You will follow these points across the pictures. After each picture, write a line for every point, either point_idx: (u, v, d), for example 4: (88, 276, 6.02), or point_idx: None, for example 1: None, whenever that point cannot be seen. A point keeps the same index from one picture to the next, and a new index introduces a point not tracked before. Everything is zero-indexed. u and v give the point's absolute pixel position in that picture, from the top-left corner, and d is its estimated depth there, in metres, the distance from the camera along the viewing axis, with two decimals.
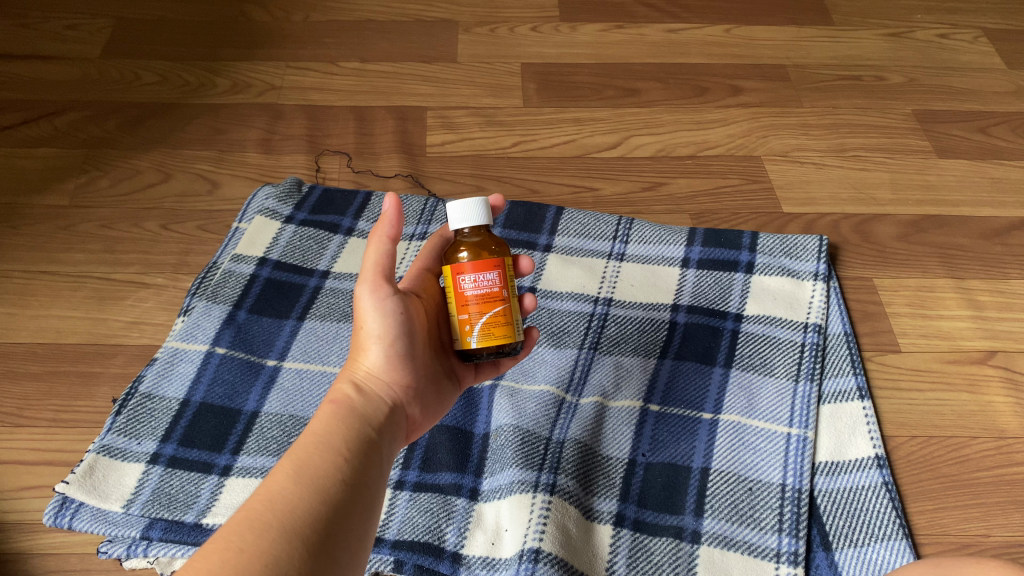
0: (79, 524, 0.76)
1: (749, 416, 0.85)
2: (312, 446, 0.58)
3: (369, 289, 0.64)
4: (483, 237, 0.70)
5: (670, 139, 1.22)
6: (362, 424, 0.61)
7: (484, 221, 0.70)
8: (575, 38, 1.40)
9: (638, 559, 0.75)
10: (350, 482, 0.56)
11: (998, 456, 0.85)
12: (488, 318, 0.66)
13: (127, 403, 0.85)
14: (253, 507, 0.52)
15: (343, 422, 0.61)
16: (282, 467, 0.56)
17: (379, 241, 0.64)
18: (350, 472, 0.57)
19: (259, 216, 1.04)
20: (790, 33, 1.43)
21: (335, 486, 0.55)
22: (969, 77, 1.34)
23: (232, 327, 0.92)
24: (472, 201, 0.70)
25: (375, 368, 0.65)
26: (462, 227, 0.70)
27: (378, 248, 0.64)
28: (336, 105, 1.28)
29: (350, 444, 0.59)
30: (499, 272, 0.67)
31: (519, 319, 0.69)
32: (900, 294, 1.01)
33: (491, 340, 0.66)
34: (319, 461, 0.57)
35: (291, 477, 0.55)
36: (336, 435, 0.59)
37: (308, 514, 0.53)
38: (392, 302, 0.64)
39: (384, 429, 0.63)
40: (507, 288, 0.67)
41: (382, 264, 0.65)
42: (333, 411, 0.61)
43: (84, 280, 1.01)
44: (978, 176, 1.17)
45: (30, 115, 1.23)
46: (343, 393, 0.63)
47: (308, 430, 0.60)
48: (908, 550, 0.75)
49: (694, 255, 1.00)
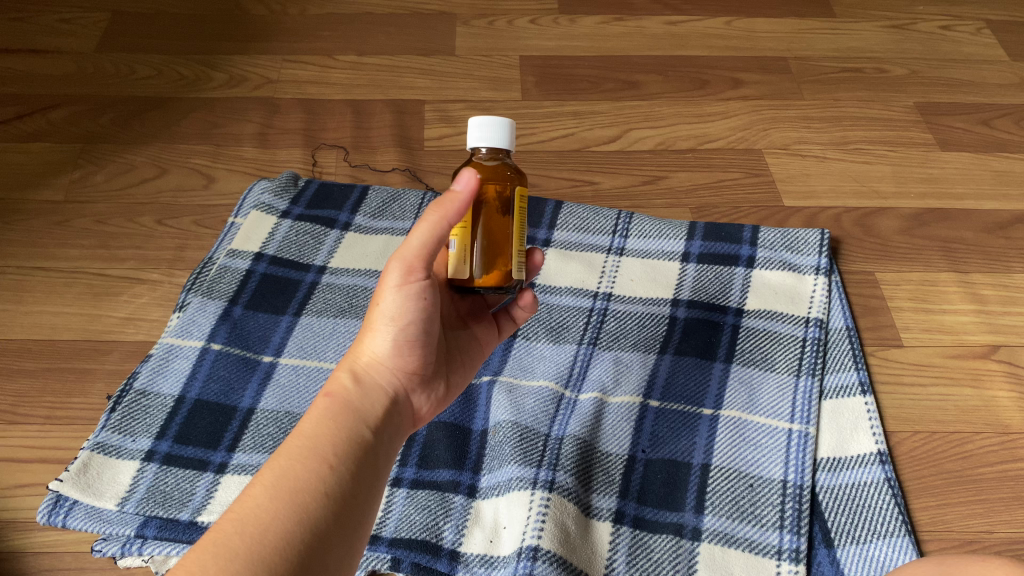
0: (73, 522, 0.75)
1: (749, 412, 0.84)
2: (299, 449, 0.55)
3: (400, 271, 0.61)
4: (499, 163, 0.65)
5: (671, 132, 1.21)
6: (356, 422, 0.58)
7: (505, 146, 0.65)
8: (574, 30, 1.39)
9: (637, 557, 0.74)
10: (333, 497, 0.53)
11: (1002, 452, 0.84)
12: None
13: (122, 400, 0.84)
14: (220, 531, 0.49)
15: (335, 422, 0.58)
16: (262, 478, 0.53)
17: (434, 222, 0.60)
18: (335, 484, 0.54)
19: (255, 211, 1.03)
20: (791, 25, 1.41)
21: (315, 501, 0.52)
22: (971, 69, 1.33)
23: (228, 323, 0.91)
24: (494, 123, 0.64)
25: (380, 354, 0.62)
26: (479, 146, 0.65)
27: (431, 233, 0.60)
28: (332, 98, 1.27)
29: (339, 448, 0.56)
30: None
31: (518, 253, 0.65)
32: (902, 288, 1.00)
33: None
34: (300, 471, 0.53)
35: (268, 493, 0.51)
36: (325, 439, 0.56)
37: (282, 537, 0.50)
38: (424, 285, 0.62)
39: (380, 427, 0.60)
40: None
41: (428, 248, 0.60)
42: (326, 406, 0.58)
43: (79, 276, 1.00)
44: (981, 169, 1.16)
45: (23, 109, 1.22)
46: (340, 384, 0.60)
47: (297, 429, 0.57)
48: (910, 547, 0.74)
49: (694, 250, 0.99)
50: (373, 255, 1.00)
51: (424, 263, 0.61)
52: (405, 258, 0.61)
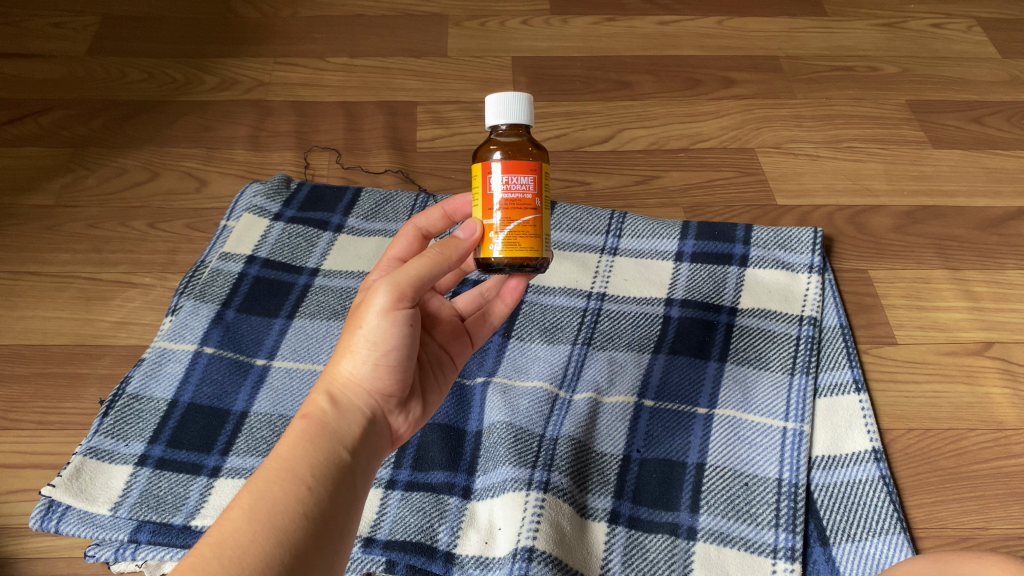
0: (66, 528, 0.75)
1: (744, 410, 0.84)
2: (276, 473, 0.54)
3: (389, 297, 0.59)
4: (521, 141, 0.66)
5: (663, 132, 1.21)
6: (333, 445, 0.57)
7: (526, 121, 0.66)
8: (566, 31, 1.39)
9: (633, 557, 0.74)
10: (312, 518, 0.52)
11: (997, 448, 0.84)
12: (514, 227, 0.61)
13: (114, 404, 0.83)
14: (199, 555, 0.48)
15: (312, 443, 0.57)
16: (239, 502, 0.52)
17: (433, 257, 0.59)
18: (314, 506, 0.53)
19: (247, 214, 1.02)
20: (783, 24, 1.42)
21: (294, 523, 0.51)
22: (963, 66, 1.33)
23: (220, 327, 0.90)
24: (514, 98, 0.65)
25: (359, 375, 0.61)
26: (500, 122, 0.65)
27: (430, 264, 0.59)
28: (324, 101, 1.26)
29: (317, 470, 0.55)
30: (534, 177, 0.62)
31: (491, 234, 0.62)
32: (895, 286, 1.00)
33: (512, 251, 0.61)
34: (278, 492, 0.52)
35: (247, 516, 0.51)
36: (302, 461, 0.55)
37: (261, 561, 0.49)
38: (407, 315, 0.60)
39: (357, 447, 0.59)
40: (540, 197, 0.63)
41: (421, 279, 0.59)
42: (304, 428, 0.57)
43: (72, 280, 1.00)
44: (973, 166, 1.16)
45: (13, 114, 1.21)
46: (317, 407, 0.59)
47: (274, 453, 0.56)
48: (906, 544, 0.74)
49: (687, 249, 0.99)
50: (365, 256, 1.00)
51: (415, 292, 0.59)
52: (398, 286, 0.58)
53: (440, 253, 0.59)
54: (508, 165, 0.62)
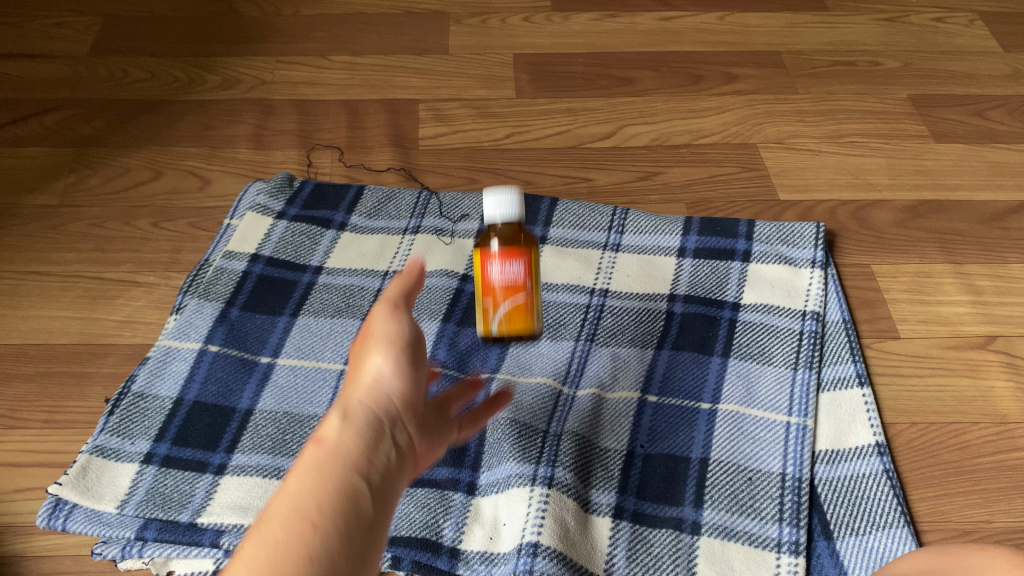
0: (73, 526, 0.75)
1: (747, 405, 0.84)
2: (285, 513, 0.50)
3: (379, 344, 0.61)
4: (514, 228, 0.76)
5: (665, 128, 1.21)
6: (349, 475, 0.53)
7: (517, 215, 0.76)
8: (567, 27, 1.39)
9: (637, 552, 0.74)
10: (322, 559, 0.48)
11: (1000, 442, 0.84)
12: (510, 307, 0.73)
13: (120, 403, 0.84)
14: None
15: (325, 478, 0.52)
16: (245, 551, 0.48)
17: (399, 298, 0.63)
18: (323, 544, 0.49)
19: (250, 212, 1.02)
20: (784, 19, 1.41)
21: (302, 566, 0.47)
22: (965, 60, 1.33)
23: (225, 325, 0.91)
24: (506, 196, 0.76)
25: (368, 406, 0.58)
26: (497, 218, 0.76)
27: (400, 312, 0.63)
28: (326, 99, 1.27)
29: (329, 505, 0.51)
30: (524, 264, 0.74)
31: (491, 315, 0.74)
32: (898, 280, 1.00)
33: (510, 326, 0.74)
34: (283, 533, 0.48)
35: (253, 564, 0.47)
36: (314, 497, 0.51)
37: None
38: (399, 353, 0.61)
39: (376, 478, 0.54)
40: (530, 279, 0.74)
41: (402, 327, 0.62)
42: (314, 463, 0.53)
43: (76, 280, 1.00)
44: (975, 160, 1.16)
45: (16, 114, 1.21)
46: (325, 443, 0.55)
47: (282, 489, 0.52)
48: (909, 537, 0.75)
49: (690, 245, 0.99)
50: (368, 254, 1.00)
51: (401, 336, 0.61)
52: (384, 337, 0.61)
53: (406, 290, 0.64)
54: (505, 254, 0.74)
